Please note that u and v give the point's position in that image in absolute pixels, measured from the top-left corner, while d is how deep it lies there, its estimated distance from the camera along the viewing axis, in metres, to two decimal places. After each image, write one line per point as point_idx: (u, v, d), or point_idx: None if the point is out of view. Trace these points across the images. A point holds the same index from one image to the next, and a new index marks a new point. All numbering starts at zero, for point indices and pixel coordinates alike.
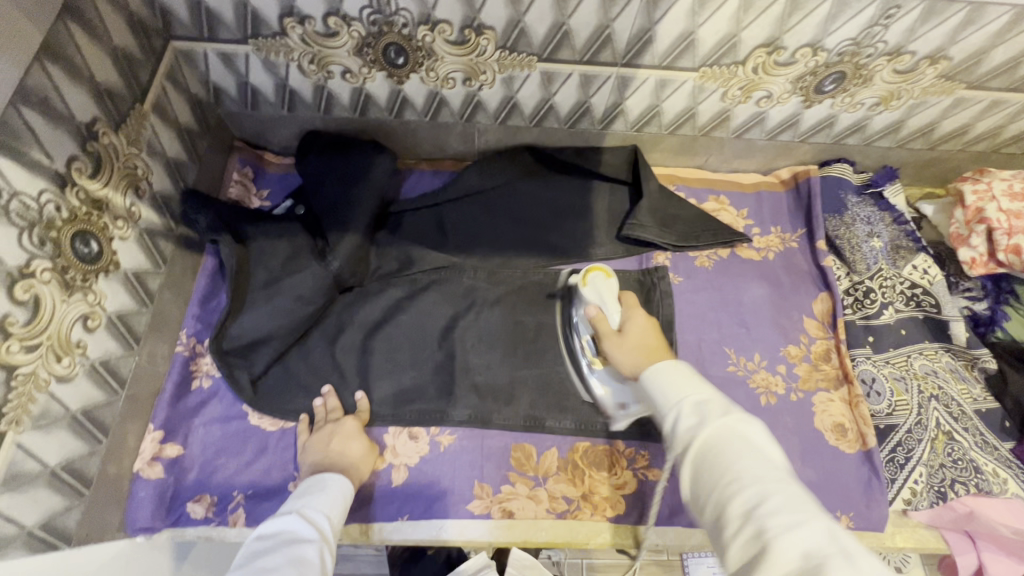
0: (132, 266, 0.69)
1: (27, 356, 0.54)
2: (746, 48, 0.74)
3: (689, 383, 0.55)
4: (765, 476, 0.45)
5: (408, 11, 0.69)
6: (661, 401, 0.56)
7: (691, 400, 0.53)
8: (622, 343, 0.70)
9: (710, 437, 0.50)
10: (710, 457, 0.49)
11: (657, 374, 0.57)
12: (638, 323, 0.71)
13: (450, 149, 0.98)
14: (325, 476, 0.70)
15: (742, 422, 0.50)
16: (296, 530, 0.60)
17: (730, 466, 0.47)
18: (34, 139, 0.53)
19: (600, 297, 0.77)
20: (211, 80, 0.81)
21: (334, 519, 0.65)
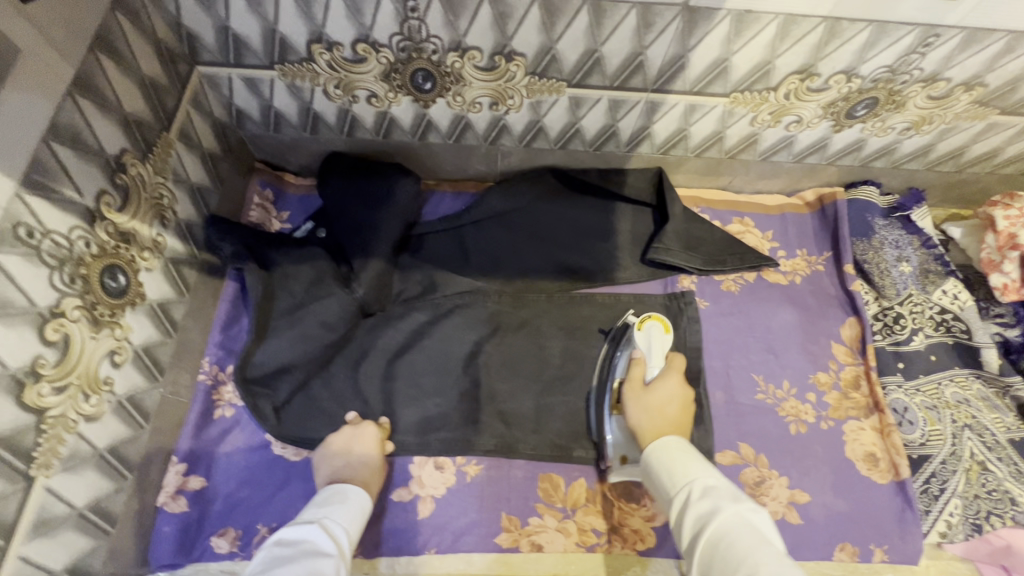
0: (157, 296, 0.68)
1: (56, 398, 0.52)
2: (779, 75, 0.73)
3: (696, 467, 0.62)
4: (776, 563, 0.50)
5: (439, 38, 0.68)
6: (670, 486, 0.61)
7: (700, 483, 0.60)
8: (643, 398, 0.73)
9: (721, 520, 0.55)
10: (723, 541, 0.53)
11: (665, 449, 0.65)
12: (668, 389, 0.73)
13: (472, 170, 0.96)
14: (347, 487, 0.69)
15: (749, 511, 0.56)
16: (315, 542, 0.60)
17: (743, 547, 0.51)
18: (65, 176, 0.52)
19: (650, 347, 0.81)
20: (234, 104, 0.80)
21: (353, 533, 0.64)
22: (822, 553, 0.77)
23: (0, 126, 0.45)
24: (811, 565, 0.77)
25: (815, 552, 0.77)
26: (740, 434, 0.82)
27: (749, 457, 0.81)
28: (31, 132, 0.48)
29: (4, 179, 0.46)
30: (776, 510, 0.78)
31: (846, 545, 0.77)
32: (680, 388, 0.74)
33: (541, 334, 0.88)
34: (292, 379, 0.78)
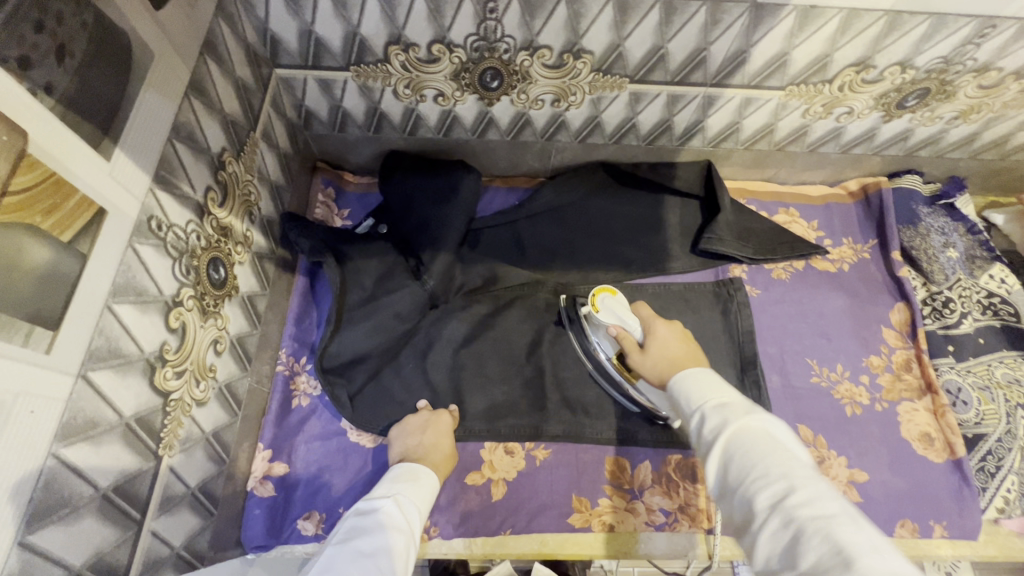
0: (247, 289, 0.71)
1: (176, 381, 0.55)
2: (836, 68, 0.75)
3: (714, 388, 0.54)
4: (793, 472, 0.44)
5: (512, 38, 0.71)
6: (684, 401, 0.56)
7: (714, 402, 0.52)
8: (645, 360, 0.67)
9: (735, 433, 0.48)
10: (738, 453, 0.47)
11: (690, 378, 0.57)
12: (661, 337, 0.68)
13: (524, 166, 0.99)
14: (419, 468, 0.69)
15: (767, 421, 0.48)
16: (388, 516, 0.60)
17: (758, 458, 0.45)
18: (183, 172, 0.55)
19: (618, 315, 0.75)
20: (305, 105, 0.84)
21: (424, 511, 0.64)
22: (884, 529, 0.79)
23: (140, 125, 0.48)
24: None
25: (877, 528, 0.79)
26: (798, 416, 0.85)
27: (809, 438, 0.83)
28: (160, 131, 0.51)
29: (143, 175, 0.49)
30: (836, 489, 0.81)
31: (906, 522, 0.79)
32: (673, 332, 0.69)
33: None
34: (366, 367, 0.81)
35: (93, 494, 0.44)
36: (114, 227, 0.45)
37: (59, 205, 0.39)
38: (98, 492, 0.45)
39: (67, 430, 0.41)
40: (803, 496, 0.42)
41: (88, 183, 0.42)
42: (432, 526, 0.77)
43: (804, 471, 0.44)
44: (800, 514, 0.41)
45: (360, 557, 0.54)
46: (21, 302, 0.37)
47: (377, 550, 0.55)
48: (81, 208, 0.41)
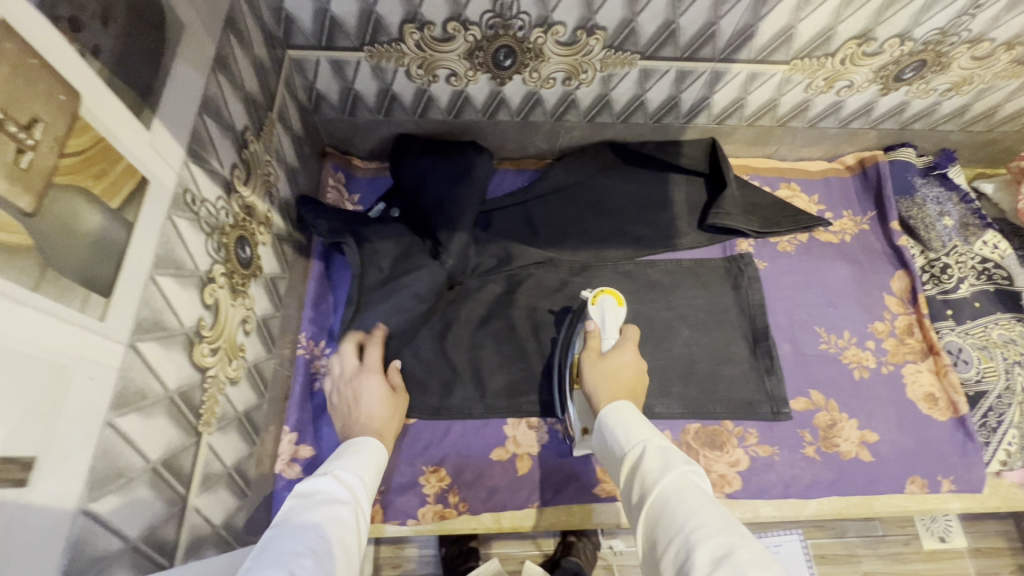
0: (270, 270, 0.71)
1: (212, 358, 0.55)
2: (839, 41, 0.78)
3: (651, 430, 0.56)
4: (722, 521, 0.43)
5: (527, 15, 0.72)
6: (622, 442, 0.56)
7: (654, 445, 0.53)
8: (597, 365, 0.70)
9: (674, 479, 0.48)
10: (673, 496, 0.46)
11: (619, 411, 0.59)
12: (622, 361, 0.71)
13: (532, 147, 1.00)
14: (363, 440, 0.64)
15: (700, 475, 0.49)
16: (332, 491, 0.52)
17: (693, 506, 0.45)
18: (212, 147, 0.55)
19: (604, 320, 0.79)
20: (316, 88, 0.83)
21: (368, 482, 0.57)
22: (895, 485, 0.82)
23: (173, 97, 0.47)
24: (885, 498, 0.82)
25: (889, 485, 0.82)
26: (809, 382, 0.88)
27: (821, 402, 0.86)
28: (191, 104, 0.50)
29: (178, 148, 0.48)
30: (848, 450, 0.83)
31: (916, 478, 0.83)
32: (635, 360, 0.71)
33: None
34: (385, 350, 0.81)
35: (143, 466, 0.44)
36: (154, 198, 0.45)
37: (108, 170, 0.39)
38: (148, 465, 0.44)
39: (118, 400, 0.41)
40: (742, 549, 0.40)
41: (131, 150, 0.41)
42: (460, 502, 0.78)
43: (738, 525, 0.43)
44: (741, 566, 0.39)
45: (307, 526, 0.46)
46: (77, 265, 0.36)
47: (327, 517, 0.48)
48: (126, 174, 0.41)
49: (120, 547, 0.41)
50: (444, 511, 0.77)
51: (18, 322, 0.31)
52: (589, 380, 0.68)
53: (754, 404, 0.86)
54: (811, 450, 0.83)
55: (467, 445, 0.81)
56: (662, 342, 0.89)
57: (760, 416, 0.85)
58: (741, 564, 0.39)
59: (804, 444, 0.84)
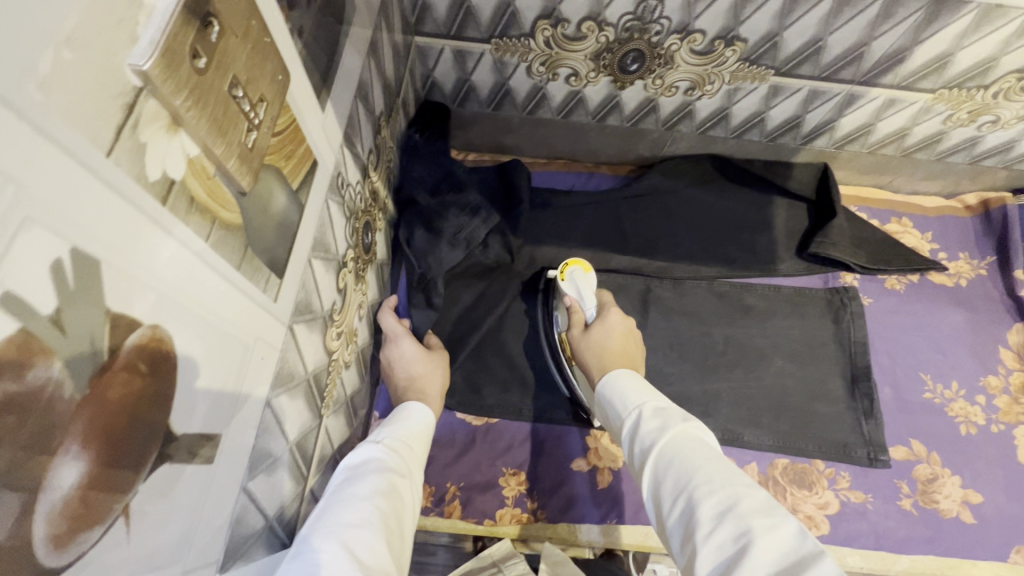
0: (381, 256, 0.71)
1: (336, 341, 0.55)
2: (999, 73, 0.72)
3: (647, 391, 0.54)
4: (719, 475, 0.42)
5: (668, 20, 0.69)
6: (619, 409, 0.54)
7: (648, 406, 0.52)
8: (583, 340, 0.68)
9: (672, 439, 0.47)
10: (674, 460, 0.45)
11: (622, 377, 0.57)
12: (605, 325, 0.68)
13: (634, 154, 0.98)
14: (409, 405, 0.61)
15: (697, 428, 0.48)
16: (383, 456, 0.51)
17: (694, 462, 0.44)
18: (359, 130, 0.55)
19: (579, 290, 0.76)
20: (433, 75, 0.83)
21: (414, 450, 0.55)
22: (998, 553, 0.77)
23: (341, 77, 0.47)
24: (984, 564, 0.76)
25: (990, 551, 0.76)
26: (910, 431, 0.83)
27: (922, 454, 0.81)
28: (350, 87, 0.50)
29: (339, 130, 0.48)
30: (949, 508, 0.78)
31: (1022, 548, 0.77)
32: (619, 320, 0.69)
33: (705, 320, 0.90)
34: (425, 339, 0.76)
35: (285, 446, 0.44)
36: (319, 181, 0.45)
37: (295, 151, 0.39)
38: (287, 445, 0.44)
39: (276, 380, 0.41)
40: (745, 500, 0.40)
41: (311, 131, 0.41)
42: (539, 509, 0.77)
43: (738, 474, 0.43)
44: (746, 522, 0.38)
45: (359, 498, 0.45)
46: (266, 246, 0.36)
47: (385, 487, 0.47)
48: (306, 155, 0.41)
49: (262, 525, 0.42)
50: (523, 516, 0.76)
51: (222, 301, 0.31)
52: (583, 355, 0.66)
53: (849, 447, 0.81)
54: (908, 502, 0.79)
55: (548, 452, 0.80)
56: (753, 370, 0.87)
57: (856, 461, 0.80)
58: (747, 515, 0.39)
59: (901, 495, 0.79)
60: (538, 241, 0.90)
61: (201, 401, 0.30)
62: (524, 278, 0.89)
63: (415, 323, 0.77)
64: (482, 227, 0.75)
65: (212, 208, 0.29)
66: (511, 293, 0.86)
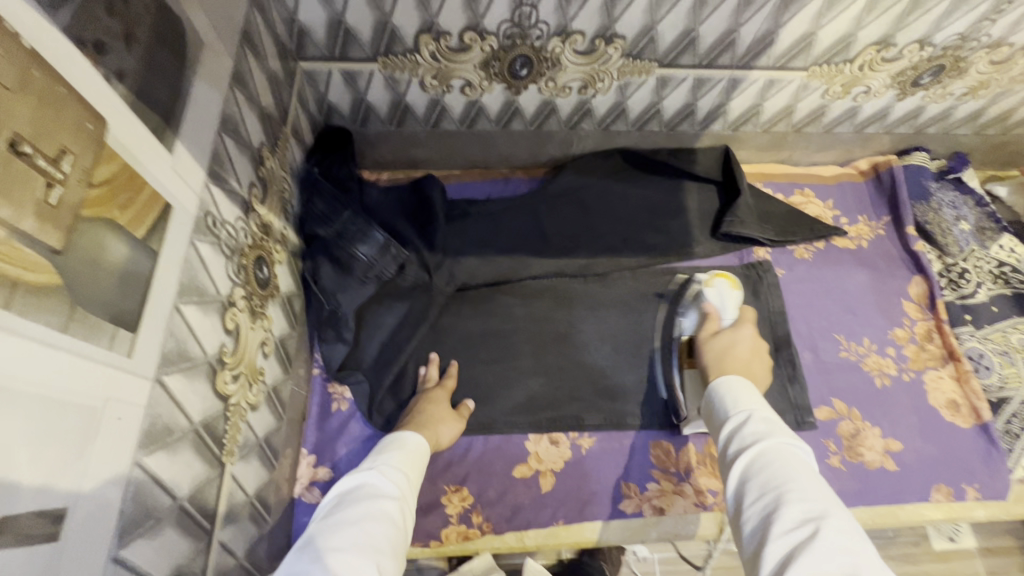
0: (287, 288, 0.69)
1: (234, 385, 0.53)
2: (859, 47, 0.77)
3: (757, 404, 0.59)
4: (822, 494, 0.46)
5: (546, 24, 0.71)
6: (728, 407, 0.60)
7: (758, 413, 0.57)
8: (712, 341, 0.77)
9: (771, 446, 0.52)
10: (775, 459, 0.50)
11: (733, 383, 0.63)
12: (741, 335, 0.77)
13: (545, 156, 0.99)
14: (407, 436, 0.63)
15: (803, 446, 0.52)
16: (379, 484, 0.53)
17: (789, 470, 0.48)
18: (231, 167, 0.53)
19: (721, 300, 0.84)
20: (328, 99, 0.81)
21: (412, 479, 0.57)
22: (920, 495, 0.81)
23: (195, 114, 0.46)
24: (912, 508, 0.81)
25: (914, 495, 0.81)
26: (832, 391, 0.87)
27: (844, 411, 0.85)
28: (210, 124, 0.48)
29: (200, 169, 0.47)
30: (873, 459, 0.82)
31: (941, 486, 0.82)
32: (753, 337, 0.77)
33: (632, 310, 0.92)
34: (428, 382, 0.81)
35: (170, 505, 0.42)
36: (178, 223, 0.43)
37: (134, 197, 0.37)
38: (175, 502, 0.42)
39: (147, 437, 0.39)
40: (831, 515, 0.43)
41: (156, 176, 0.40)
42: (484, 522, 0.76)
43: (831, 495, 0.46)
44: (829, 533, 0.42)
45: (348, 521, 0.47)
46: (107, 301, 0.34)
47: (376, 511, 0.49)
48: (152, 201, 0.39)
49: None
50: (467, 531, 0.76)
51: (49, 366, 0.30)
52: (706, 355, 0.75)
53: (778, 415, 0.84)
54: (836, 459, 0.82)
55: (488, 463, 0.79)
56: None
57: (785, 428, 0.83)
58: (830, 527, 0.42)
59: (829, 454, 0.82)
60: (458, 254, 0.88)
61: (28, 478, 0.28)
62: (447, 293, 0.88)
63: (336, 353, 0.75)
64: (393, 264, 0.72)
65: (10, 272, 0.27)
66: (433, 310, 0.86)
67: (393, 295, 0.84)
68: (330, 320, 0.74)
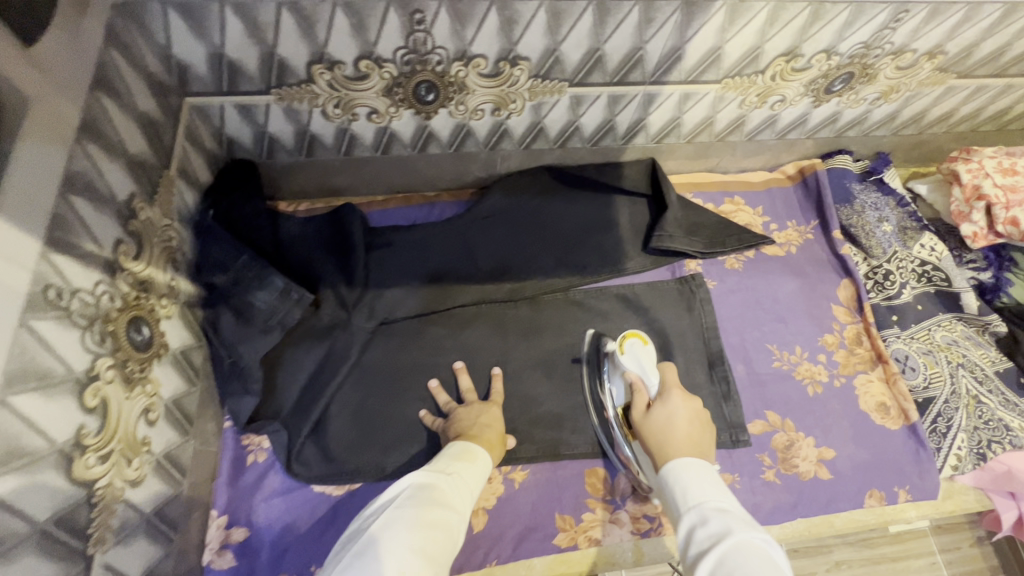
0: (180, 344, 0.64)
1: (101, 467, 0.48)
2: (768, 58, 0.77)
3: (711, 490, 0.56)
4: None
5: (444, 49, 0.68)
6: (680, 499, 0.56)
7: (713, 505, 0.54)
8: (646, 424, 0.68)
9: (726, 541, 0.48)
10: (729, 561, 0.46)
11: (684, 466, 0.59)
12: (669, 408, 0.68)
13: (471, 177, 0.96)
14: (474, 447, 0.69)
15: (764, 540, 0.48)
16: (446, 494, 0.59)
17: (746, 571, 0.44)
18: (83, 228, 0.48)
19: (640, 366, 0.77)
20: (226, 133, 0.76)
21: (473, 491, 0.63)
22: (854, 501, 0.82)
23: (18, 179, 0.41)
24: (846, 515, 0.82)
25: (848, 502, 0.81)
26: (765, 402, 0.86)
27: (777, 423, 0.85)
28: (45, 186, 0.44)
29: (31, 239, 0.42)
30: (808, 469, 0.82)
31: (874, 491, 0.82)
32: (684, 402, 0.69)
33: (567, 332, 0.90)
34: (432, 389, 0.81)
35: None
36: None
37: None
38: None
39: None
40: None
41: None
42: None
43: None
44: None
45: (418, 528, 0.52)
46: None
47: (442, 522, 0.55)
48: None
49: None
50: None
51: None
52: (647, 438, 0.67)
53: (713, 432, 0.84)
54: (771, 473, 0.82)
55: None
56: None
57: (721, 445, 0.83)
58: None
59: (764, 468, 0.82)
60: (382, 287, 0.85)
61: None
62: (370, 328, 0.84)
63: (245, 406, 0.71)
64: (297, 309, 0.67)
65: None
66: (357, 346, 0.82)
67: (310, 336, 0.79)
68: (236, 372, 0.69)
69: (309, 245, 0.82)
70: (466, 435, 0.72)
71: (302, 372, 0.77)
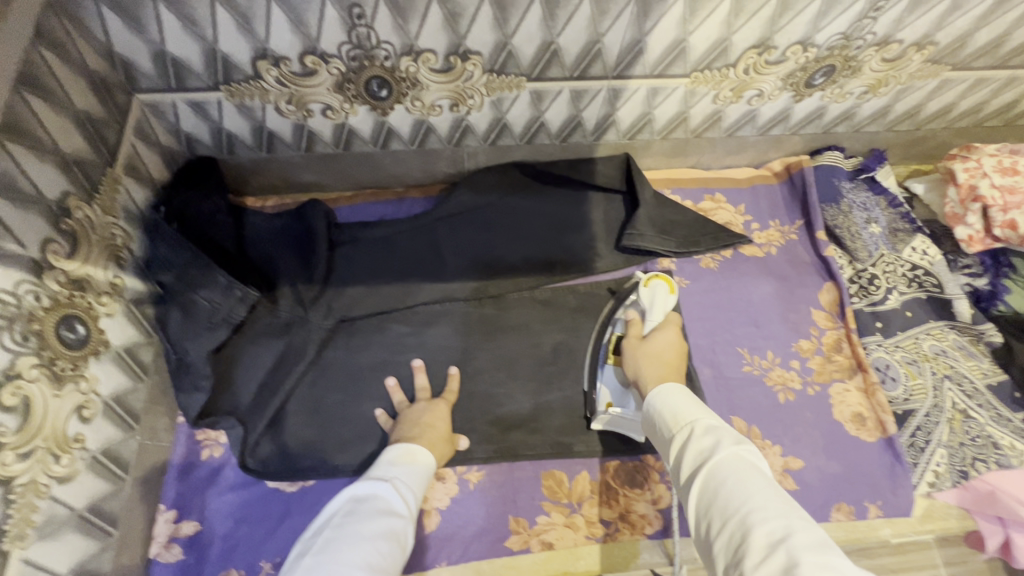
0: (123, 341, 0.65)
1: (21, 465, 0.50)
2: (737, 51, 0.73)
3: (695, 408, 0.58)
4: (779, 505, 0.45)
5: (390, 44, 0.66)
6: (670, 423, 0.58)
7: (700, 421, 0.55)
8: (642, 347, 0.78)
9: (723, 460, 0.50)
10: (726, 481, 0.48)
11: (670, 394, 0.61)
12: (666, 339, 0.79)
13: (439, 173, 0.94)
14: (416, 448, 0.68)
15: (750, 453, 0.51)
16: (389, 500, 0.59)
17: (743, 491, 0.46)
18: (4, 229, 0.49)
19: (653, 304, 0.85)
20: (182, 129, 0.76)
21: (419, 495, 0.63)
22: (820, 515, 0.77)
23: None
24: None
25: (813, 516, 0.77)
26: (731, 407, 0.83)
27: (743, 429, 0.81)
28: None
29: None
30: None
31: (842, 506, 0.78)
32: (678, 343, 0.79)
33: (532, 331, 0.88)
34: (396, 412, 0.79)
35: None
36: None
37: None
38: None
39: None
40: (799, 532, 0.41)
41: None
42: None
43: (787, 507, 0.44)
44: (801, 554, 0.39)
45: (363, 538, 0.52)
46: None
47: (386, 529, 0.54)
48: None
49: None
50: None
51: None
52: (637, 354, 0.77)
53: None
54: None
55: None
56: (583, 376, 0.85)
57: None
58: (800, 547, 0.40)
59: None
60: (341, 285, 0.84)
61: None
62: (328, 327, 0.83)
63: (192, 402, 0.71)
64: (240, 306, 0.70)
65: None
66: (313, 345, 0.81)
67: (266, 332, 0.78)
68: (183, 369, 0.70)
69: (272, 241, 0.83)
70: (405, 437, 0.71)
71: (256, 370, 0.77)
